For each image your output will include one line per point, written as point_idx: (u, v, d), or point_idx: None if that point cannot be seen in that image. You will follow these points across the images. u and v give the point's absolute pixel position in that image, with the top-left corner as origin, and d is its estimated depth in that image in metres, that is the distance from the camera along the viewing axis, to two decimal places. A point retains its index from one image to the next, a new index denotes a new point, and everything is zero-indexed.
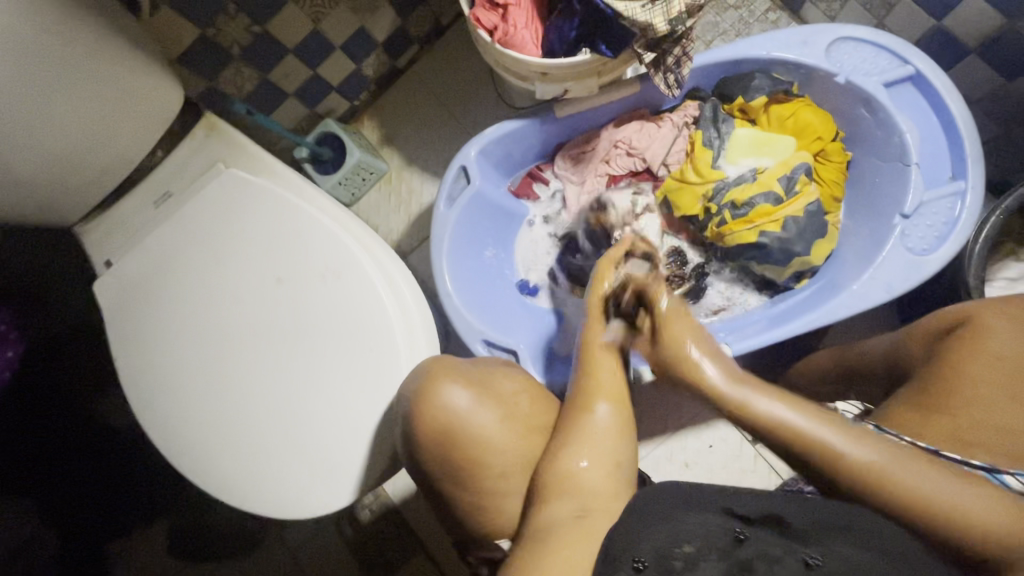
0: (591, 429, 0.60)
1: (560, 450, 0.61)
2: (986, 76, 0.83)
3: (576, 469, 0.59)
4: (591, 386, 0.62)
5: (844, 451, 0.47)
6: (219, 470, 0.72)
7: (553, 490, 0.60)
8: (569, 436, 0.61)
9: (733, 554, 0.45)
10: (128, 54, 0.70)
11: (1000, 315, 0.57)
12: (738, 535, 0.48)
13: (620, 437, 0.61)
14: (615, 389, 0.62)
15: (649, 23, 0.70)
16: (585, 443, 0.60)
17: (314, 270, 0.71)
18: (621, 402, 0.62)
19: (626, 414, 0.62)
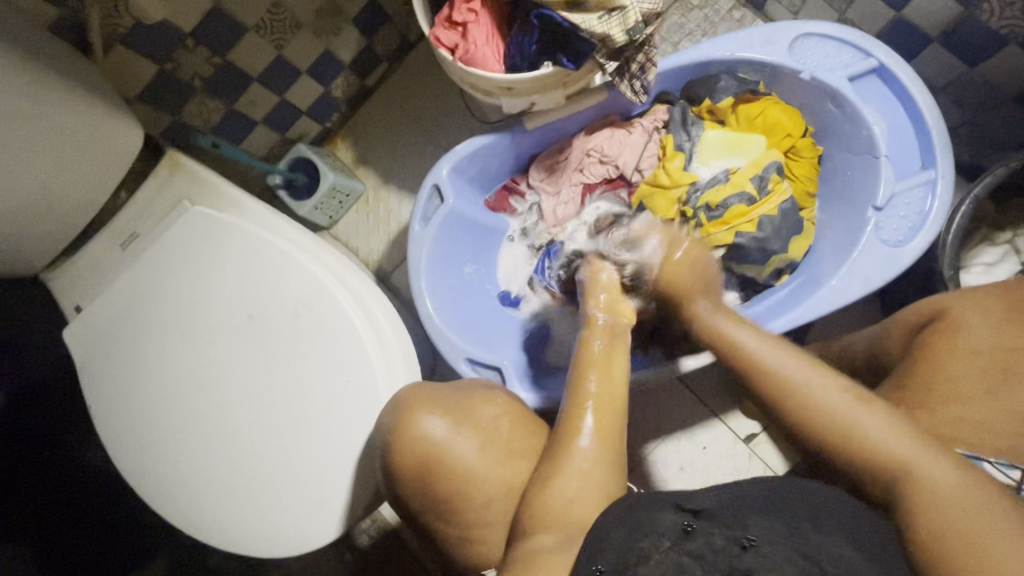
0: (573, 461, 0.57)
1: (546, 482, 0.58)
2: (951, 64, 0.82)
3: (563, 502, 0.56)
4: (579, 402, 0.59)
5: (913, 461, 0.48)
6: (203, 512, 0.71)
7: (541, 521, 0.57)
8: (552, 466, 0.58)
9: (682, 546, 0.50)
10: (83, 100, 0.69)
11: (972, 309, 0.56)
12: (686, 526, 0.51)
13: (607, 465, 0.58)
14: (601, 417, 0.58)
15: (606, 34, 0.70)
16: (570, 472, 0.57)
17: (285, 306, 0.70)
18: (605, 428, 0.58)
19: (612, 442, 0.58)
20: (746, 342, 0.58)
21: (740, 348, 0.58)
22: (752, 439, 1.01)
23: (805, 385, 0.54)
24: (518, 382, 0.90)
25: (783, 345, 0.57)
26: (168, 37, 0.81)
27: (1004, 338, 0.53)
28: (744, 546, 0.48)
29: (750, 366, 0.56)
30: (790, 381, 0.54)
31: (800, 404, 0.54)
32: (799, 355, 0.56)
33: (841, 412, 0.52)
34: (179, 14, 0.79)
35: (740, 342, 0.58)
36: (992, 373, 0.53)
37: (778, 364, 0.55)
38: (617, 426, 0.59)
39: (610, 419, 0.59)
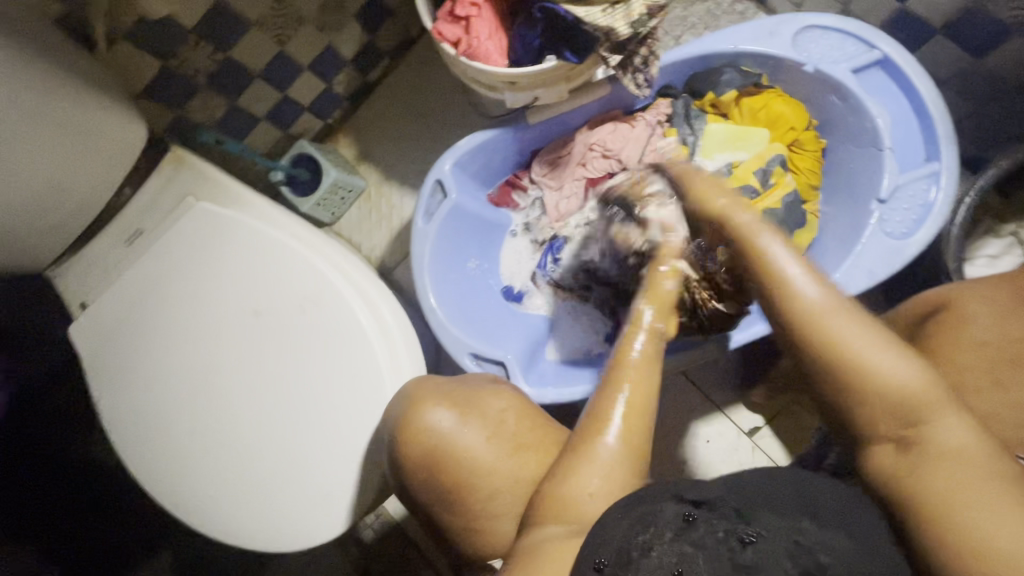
0: (599, 455, 0.55)
1: (566, 474, 0.56)
2: (954, 56, 0.82)
3: (581, 497, 0.54)
4: (612, 398, 0.57)
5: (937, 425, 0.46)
6: (210, 507, 0.71)
7: (551, 512, 0.55)
8: (574, 459, 0.56)
9: (684, 535, 0.49)
10: (87, 96, 0.69)
11: (976, 300, 0.56)
12: (688, 516, 0.50)
13: (632, 465, 0.55)
14: (635, 409, 0.56)
15: (610, 28, 0.70)
16: (595, 468, 0.54)
17: (292, 300, 0.70)
18: (637, 423, 0.56)
19: (639, 445, 0.56)
20: (794, 283, 0.49)
21: (780, 278, 0.50)
22: (755, 433, 1.02)
23: (823, 313, 0.48)
24: (522, 376, 0.91)
25: (859, 311, 0.48)
26: (171, 33, 0.81)
27: (1011, 327, 0.54)
28: (742, 541, 0.48)
29: (790, 308, 0.49)
30: (828, 322, 0.48)
31: (833, 349, 0.47)
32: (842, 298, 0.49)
33: (875, 361, 0.47)
34: (182, 10, 0.79)
35: (785, 273, 0.50)
36: (996, 363, 0.53)
37: (822, 309, 0.48)
38: (646, 429, 0.56)
39: (642, 410, 0.56)
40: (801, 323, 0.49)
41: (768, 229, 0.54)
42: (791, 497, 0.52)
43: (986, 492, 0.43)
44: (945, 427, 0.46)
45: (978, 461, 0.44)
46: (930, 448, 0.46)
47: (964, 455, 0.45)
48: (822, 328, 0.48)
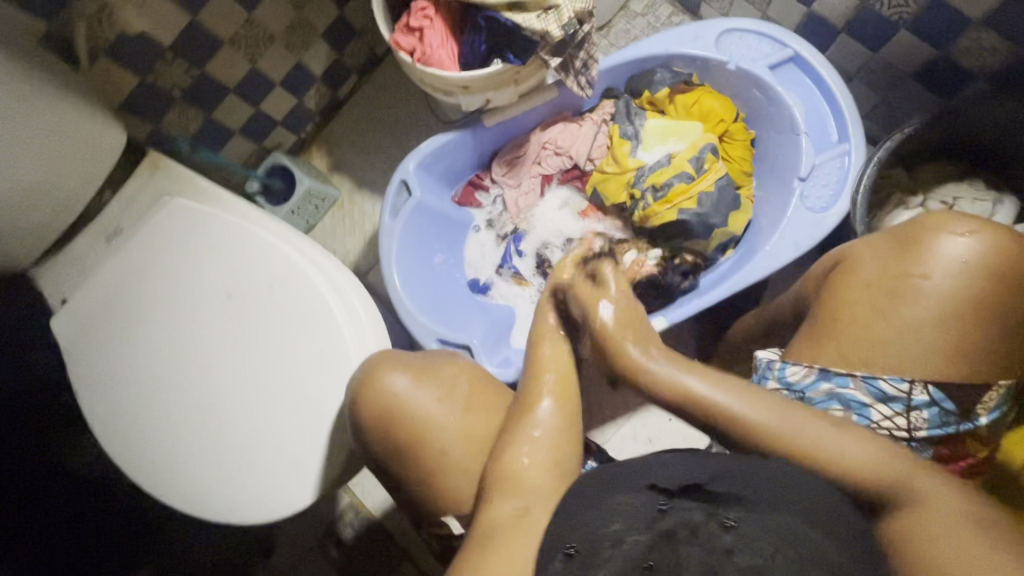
0: (531, 425, 0.63)
1: (504, 447, 0.63)
2: (858, 51, 0.92)
3: (519, 464, 0.61)
4: (529, 390, 0.66)
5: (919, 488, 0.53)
6: (187, 484, 0.75)
7: (499, 488, 0.60)
8: (512, 431, 0.64)
9: (656, 523, 0.51)
10: (72, 104, 0.75)
11: (869, 248, 0.62)
12: (661, 507, 0.52)
13: (561, 435, 0.63)
14: (559, 390, 0.65)
15: (545, 30, 0.79)
16: (525, 436, 0.62)
17: (262, 285, 0.76)
18: (563, 399, 0.65)
19: (570, 414, 0.64)
20: (694, 388, 0.57)
21: (703, 404, 0.56)
22: None
23: (709, 400, 0.56)
24: (486, 358, 0.96)
25: (739, 381, 0.59)
26: (147, 49, 0.88)
27: (890, 267, 0.59)
28: (724, 526, 0.49)
29: (689, 400, 0.57)
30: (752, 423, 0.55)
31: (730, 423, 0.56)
32: (756, 395, 0.57)
33: (792, 427, 0.55)
34: (157, 27, 0.86)
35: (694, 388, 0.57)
36: (880, 299, 0.59)
37: (698, 392, 0.57)
38: (574, 409, 0.65)
39: (568, 399, 0.65)
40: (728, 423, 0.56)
41: (630, 333, 0.63)
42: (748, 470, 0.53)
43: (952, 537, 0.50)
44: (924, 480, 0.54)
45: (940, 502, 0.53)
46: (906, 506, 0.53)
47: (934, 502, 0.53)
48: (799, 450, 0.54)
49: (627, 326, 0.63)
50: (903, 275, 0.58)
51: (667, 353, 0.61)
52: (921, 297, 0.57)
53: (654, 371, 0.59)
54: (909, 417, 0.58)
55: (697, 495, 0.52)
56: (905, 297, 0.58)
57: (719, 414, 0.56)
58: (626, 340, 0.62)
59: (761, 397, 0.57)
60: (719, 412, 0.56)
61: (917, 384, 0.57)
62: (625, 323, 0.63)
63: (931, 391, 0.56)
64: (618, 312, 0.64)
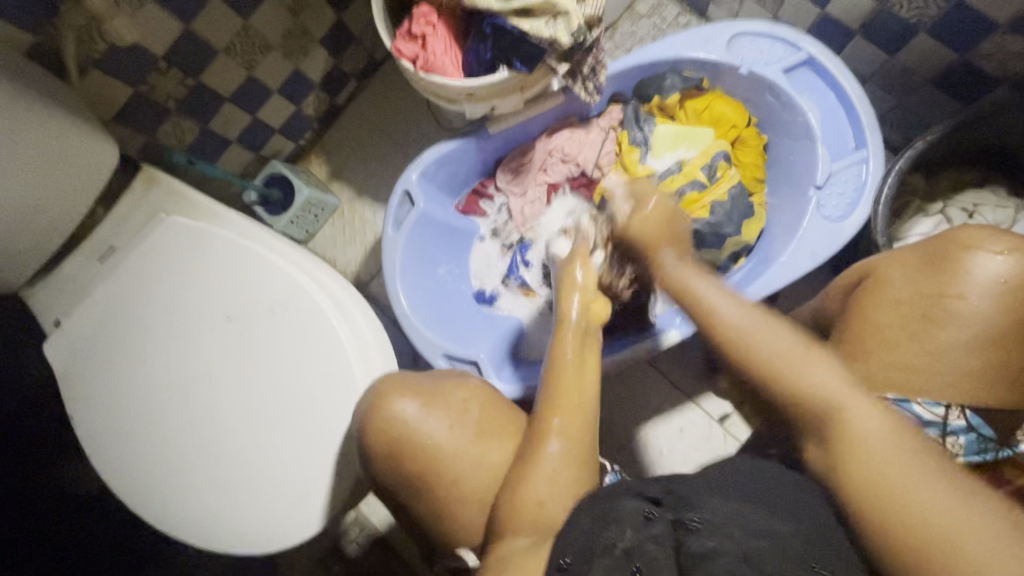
0: (545, 462, 0.59)
1: (518, 482, 0.60)
2: (874, 54, 0.89)
3: (535, 502, 0.58)
4: (544, 423, 0.61)
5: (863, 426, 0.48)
6: (188, 513, 0.72)
7: (513, 524, 0.58)
8: (525, 466, 0.60)
9: (644, 531, 0.52)
10: (62, 120, 0.72)
11: (896, 265, 0.60)
12: (647, 514, 0.54)
13: (575, 467, 0.60)
14: (569, 424, 0.60)
15: (554, 38, 0.76)
16: (541, 472, 0.59)
17: (263, 306, 0.73)
18: (573, 436, 0.60)
19: (585, 447, 0.60)
20: (710, 299, 0.58)
21: (711, 312, 0.57)
22: (725, 419, 1.04)
23: (731, 316, 0.56)
24: (494, 373, 0.94)
25: (782, 325, 0.55)
26: (140, 60, 0.85)
27: (923, 285, 0.57)
28: (688, 526, 0.52)
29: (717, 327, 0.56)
30: (773, 364, 0.53)
31: (746, 352, 0.54)
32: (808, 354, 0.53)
33: (759, 340, 0.54)
34: (150, 37, 0.83)
35: (715, 303, 0.57)
36: (910, 321, 0.57)
37: (735, 318, 0.56)
38: (586, 443, 0.60)
39: (581, 431, 0.60)
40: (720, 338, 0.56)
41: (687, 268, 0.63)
42: (729, 494, 0.55)
43: (900, 471, 0.45)
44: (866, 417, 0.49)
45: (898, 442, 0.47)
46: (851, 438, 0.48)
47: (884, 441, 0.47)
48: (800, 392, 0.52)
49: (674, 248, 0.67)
50: (935, 295, 0.56)
51: (709, 279, 0.61)
52: (963, 318, 0.54)
53: (704, 295, 0.58)
54: (946, 444, 0.56)
55: (672, 506, 0.55)
56: (940, 318, 0.55)
57: (740, 337, 0.55)
58: (666, 254, 0.66)
59: (802, 349, 0.53)
60: (750, 349, 0.54)
61: (953, 408, 0.55)
62: (674, 246, 0.67)
63: (968, 415, 0.55)
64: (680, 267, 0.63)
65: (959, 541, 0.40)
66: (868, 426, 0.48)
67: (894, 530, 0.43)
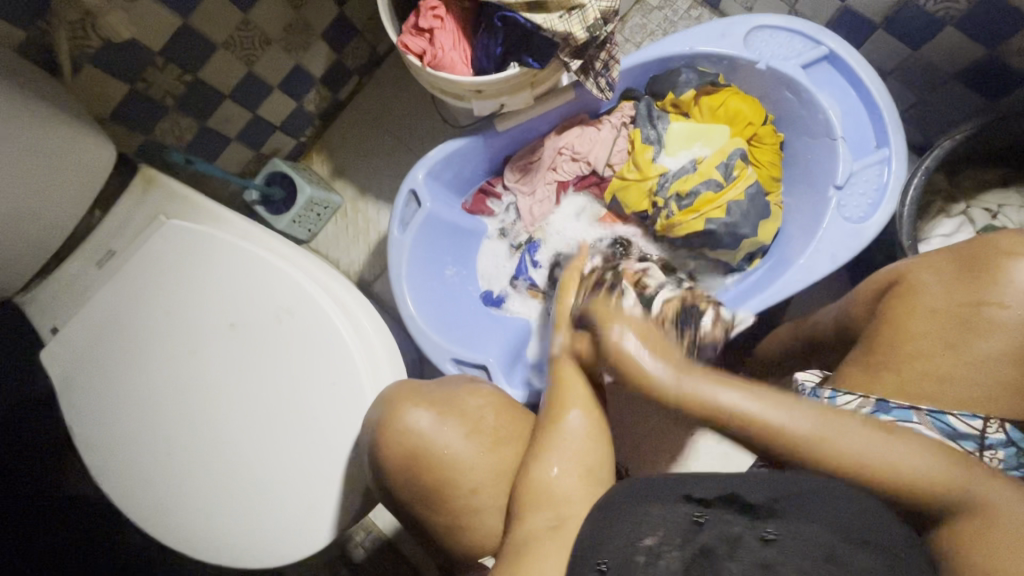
0: (562, 433, 0.58)
1: (535, 458, 0.58)
2: (896, 49, 0.86)
3: (549, 476, 0.56)
4: (560, 393, 0.59)
5: (843, 446, 0.50)
6: (191, 526, 0.70)
7: (529, 502, 0.56)
8: (542, 442, 0.58)
9: (693, 538, 0.48)
10: (58, 121, 0.69)
11: (928, 271, 0.58)
12: (698, 517, 0.50)
13: (595, 441, 0.58)
14: (589, 403, 0.59)
15: (569, 33, 0.73)
16: (558, 447, 0.57)
17: (266, 313, 0.70)
18: (593, 404, 0.59)
19: (598, 424, 0.59)
20: (717, 396, 0.49)
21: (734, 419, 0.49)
22: None
23: (756, 415, 0.49)
24: (503, 377, 0.92)
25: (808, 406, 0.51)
26: (137, 56, 0.82)
27: (958, 295, 0.55)
28: (763, 539, 0.47)
29: (749, 426, 0.49)
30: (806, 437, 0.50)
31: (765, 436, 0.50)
32: (830, 415, 0.51)
33: (774, 421, 0.49)
34: (146, 32, 0.80)
35: (744, 408, 0.49)
36: (950, 330, 0.54)
37: (745, 410, 0.49)
38: (599, 416, 0.59)
39: (595, 400, 0.59)
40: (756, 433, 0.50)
41: (661, 349, 0.52)
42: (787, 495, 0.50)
43: (1015, 552, 0.47)
44: (850, 439, 0.50)
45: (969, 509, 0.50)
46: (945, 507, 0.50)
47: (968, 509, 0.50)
48: (830, 448, 0.50)
49: (630, 322, 0.54)
50: (973, 304, 0.54)
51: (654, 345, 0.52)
52: (1002, 328, 0.52)
53: (670, 392, 0.50)
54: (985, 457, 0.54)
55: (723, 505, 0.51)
56: (979, 328, 0.53)
57: (773, 432, 0.49)
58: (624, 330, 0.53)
59: (784, 412, 0.50)
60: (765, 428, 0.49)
61: (992, 421, 0.53)
62: (633, 323, 0.54)
63: (1008, 428, 0.53)
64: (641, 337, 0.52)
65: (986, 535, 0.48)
66: (848, 447, 0.50)
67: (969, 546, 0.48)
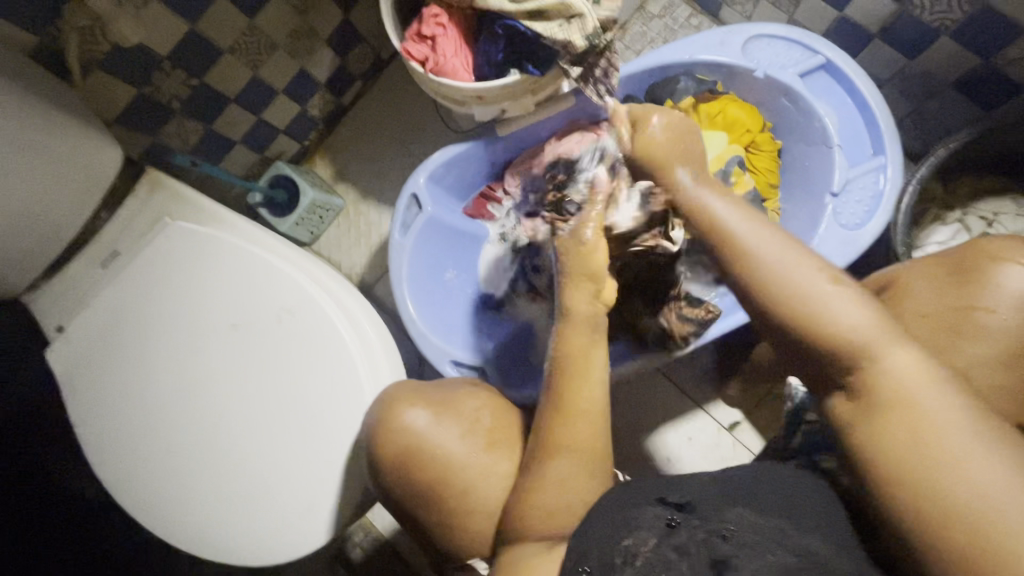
0: (552, 479, 0.56)
1: (527, 495, 0.57)
2: (892, 59, 0.88)
3: (542, 523, 0.56)
4: (550, 435, 0.56)
5: (876, 358, 0.44)
6: (191, 525, 0.71)
7: (522, 533, 0.57)
8: (532, 483, 0.57)
9: (667, 539, 0.49)
10: (68, 124, 0.71)
11: (920, 277, 0.59)
12: (671, 520, 0.51)
13: (588, 477, 0.56)
14: (584, 437, 0.55)
15: (568, 40, 0.75)
16: (550, 492, 0.56)
17: (269, 313, 0.71)
18: (582, 447, 0.56)
19: (593, 457, 0.56)
20: (746, 245, 0.49)
21: (723, 228, 0.51)
22: (735, 427, 1.03)
23: (772, 262, 0.47)
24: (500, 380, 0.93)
25: (809, 257, 0.47)
26: (145, 60, 0.83)
27: (949, 300, 0.56)
28: (723, 536, 0.48)
29: (759, 287, 0.47)
30: (793, 284, 0.46)
31: (761, 283, 0.47)
32: (833, 280, 0.46)
33: (796, 277, 0.46)
34: (154, 37, 0.81)
35: (727, 222, 0.51)
36: (939, 332, 0.55)
37: (751, 247, 0.48)
38: (598, 448, 0.56)
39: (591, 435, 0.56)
40: (752, 278, 0.48)
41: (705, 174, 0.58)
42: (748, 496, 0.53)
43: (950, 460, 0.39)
44: (888, 362, 0.43)
45: (943, 407, 0.41)
46: (894, 399, 0.42)
47: (931, 402, 0.41)
48: (843, 337, 0.44)
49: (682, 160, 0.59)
50: (963, 309, 0.55)
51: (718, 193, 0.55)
52: (989, 334, 0.53)
53: (712, 210, 0.53)
54: None
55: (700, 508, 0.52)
56: (968, 332, 0.54)
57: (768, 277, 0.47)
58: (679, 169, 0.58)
59: (830, 274, 0.47)
60: (771, 277, 0.47)
61: None
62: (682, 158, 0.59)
63: None
64: (666, 133, 0.61)
65: (938, 467, 0.40)
66: (883, 369, 0.43)
67: (890, 460, 0.41)
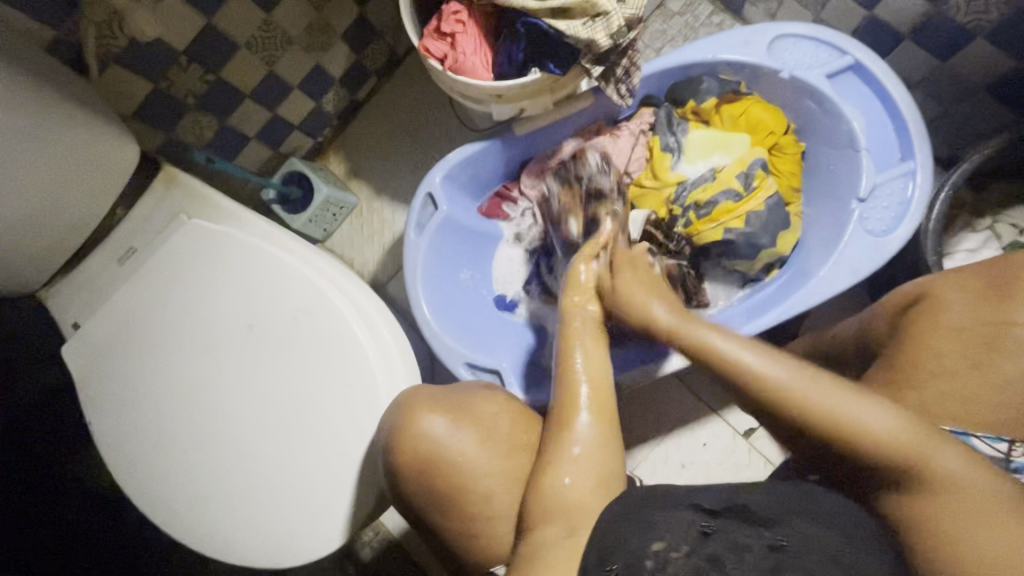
0: (569, 443, 0.58)
1: (546, 465, 0.58)
2: (923, 60, 0.85)
3: (560, 484, 0.57)
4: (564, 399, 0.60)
5: (932, 459, 0.47)
6: (206, 524, 0.70)
7: (540, 515, 0.57)
8: (548, 452, 0.59)
9: (701, 546, 0.50)
10: (86, 120, 0.70)
11: (953, 287, 0.57)
12: (704, 528, 0.52)
13: (606, 442, 0.58)
14: (598, 401, 0.59)
15: (591, 39, 0.73)
16: (567, 455, 0.57)
17: (285, 313, 0.71)
18: (604, 411, 0.59)
19: (610, 425, 0.59)
20: (734, 353, 0.54)
21: (727, 357, 0.55)
22: (751, 434, 1.01)
23: (771, 371, 0.53)
24: (514, 382, 0.92)
25: (820, 375, 0.53)
26: (161, 56, 0.83)
27: (984, 314, 0.54)
28: (771, 547, 0.49)
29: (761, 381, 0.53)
30: (816, 402, 0.51)
31: (771, 392, 0.53)
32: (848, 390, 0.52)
33: (820, 398, 0.51)
34: (172, 32, 0.81)
35: (720, 347, 0.55)
36: (974, 349, 0.54)
37: (759, 366, 0.53)
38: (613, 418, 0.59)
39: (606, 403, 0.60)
40: (760, 391, 0.53)
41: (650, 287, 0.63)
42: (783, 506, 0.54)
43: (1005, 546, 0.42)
44: (941, 457, 0.47)
45: (982, 497, 0.45)
46: (946, 479, 0.47)
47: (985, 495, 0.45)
48: (854, 435, 0.50)
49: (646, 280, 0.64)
50: (999, 323, 0.53)
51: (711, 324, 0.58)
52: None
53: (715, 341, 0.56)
54: None
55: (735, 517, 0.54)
56: (1004, 348, 0.52)
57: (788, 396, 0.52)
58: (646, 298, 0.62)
59: (848, 389, 0.51)
60: (773, 382, 0.52)
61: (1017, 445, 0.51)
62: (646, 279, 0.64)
63: None
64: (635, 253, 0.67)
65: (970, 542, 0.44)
66: (943, 463, 0.47)
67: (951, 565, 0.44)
